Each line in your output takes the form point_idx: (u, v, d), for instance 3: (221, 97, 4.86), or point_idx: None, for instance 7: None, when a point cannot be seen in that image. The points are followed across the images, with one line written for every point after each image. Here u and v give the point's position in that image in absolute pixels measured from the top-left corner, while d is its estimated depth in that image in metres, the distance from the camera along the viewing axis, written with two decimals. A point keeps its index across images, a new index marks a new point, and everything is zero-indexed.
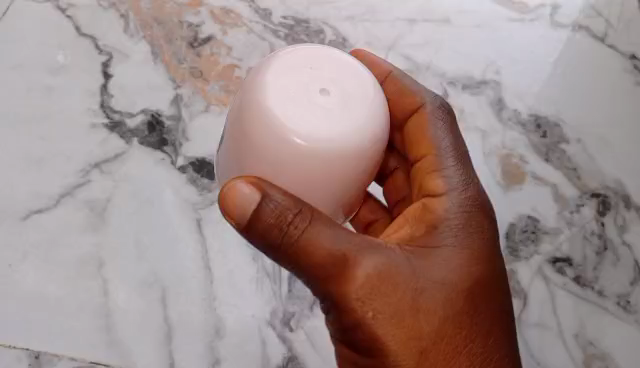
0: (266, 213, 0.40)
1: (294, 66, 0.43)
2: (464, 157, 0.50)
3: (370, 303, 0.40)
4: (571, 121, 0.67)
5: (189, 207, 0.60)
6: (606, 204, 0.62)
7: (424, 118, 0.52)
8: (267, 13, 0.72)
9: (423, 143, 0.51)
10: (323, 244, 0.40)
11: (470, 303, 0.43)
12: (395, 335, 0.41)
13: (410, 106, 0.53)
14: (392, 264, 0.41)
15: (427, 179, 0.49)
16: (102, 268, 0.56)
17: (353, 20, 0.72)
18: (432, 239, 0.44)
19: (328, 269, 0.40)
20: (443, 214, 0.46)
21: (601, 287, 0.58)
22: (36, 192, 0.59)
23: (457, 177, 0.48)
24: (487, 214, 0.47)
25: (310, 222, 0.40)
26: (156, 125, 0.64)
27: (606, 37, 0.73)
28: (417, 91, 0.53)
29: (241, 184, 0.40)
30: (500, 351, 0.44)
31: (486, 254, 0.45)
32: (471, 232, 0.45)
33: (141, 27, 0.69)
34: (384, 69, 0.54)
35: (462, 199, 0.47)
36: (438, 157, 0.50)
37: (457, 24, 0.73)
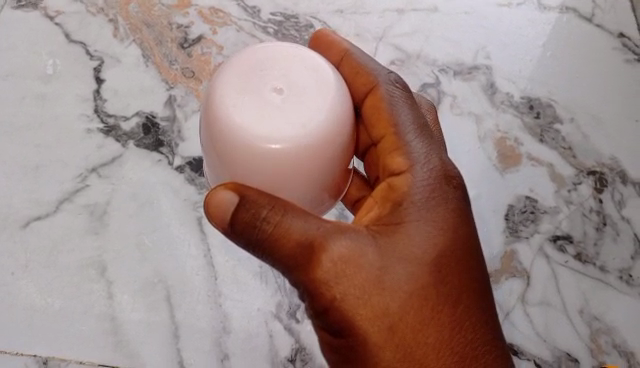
0: (242, 213, 0.41)
1: (245, 70, 0.43)
2: (426, 129, 0.47)
3: (336, 286, 0.40)
4: (564, 102, 0.67)
5: (189, 206, 0.60)
6: (603, 181, 0.63)
7: (380, 95, 0.49)
8: (255, 10, 0.72)
9: (381, 122, 0.48)
10: (292, 233, 0.40)
11: (439, 276, 0.42)
12: (364, 317, 0.40)
13: (364, 86, 0.49)
14: (357, 248, 0.40)
15: (390, 158, 0.46)
16: (105, 271, 0.56)
17: (342, 13, 0.72)
18: (396, 218, 0.43)
19: (297, 257, 0.40)
20: (407, 189, 0.44)
21: (602, 262, 0.59)
22: (35, 200, 0.59)
23: (419, 152, 0.46)
24: (452, 187, 0.44)
25: (282, 215, 0.40)
26: (151, 127, 0.64)
27: (594, 16, 0.74)
28: (371, 70, 0.50)
29: (220, 190, 0.42)
30: (474, 322, 0.42)
31: (454, 226, 0.43)
32: (436, 205, 0.43)
33: (130, 31, 0.69)
34: (337, 50, 0.51)
35: (425, 174, 0.44)
36: (396, 134, 0.47)
37: (445, 12, 0.73)
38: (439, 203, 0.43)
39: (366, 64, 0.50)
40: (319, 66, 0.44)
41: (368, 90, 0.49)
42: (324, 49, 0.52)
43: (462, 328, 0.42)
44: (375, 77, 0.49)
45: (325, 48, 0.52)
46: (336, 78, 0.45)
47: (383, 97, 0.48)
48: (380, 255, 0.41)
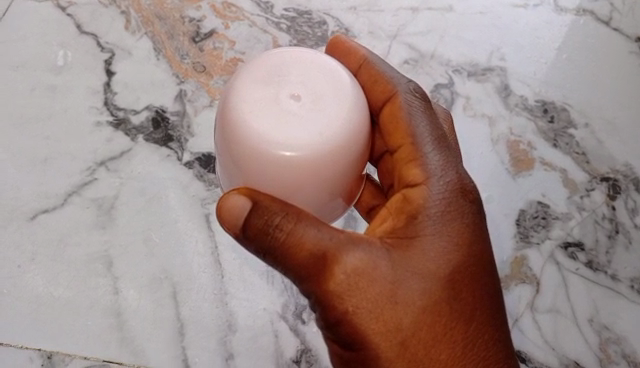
0: (255, 219, 0.40)
1: (262, 76, 0.43)
2: (443, 140, 0.46)
3: (349, 299, 0.40)
4: (579, 106, 0.66)
5: (197, 203, 0.59)
6: (617, 188, 0.62)
7: (398, 104, 0.48)
8: (268, 6, 0.71)
9: (399, 131, 0.47)
10: (306, 243, 0.39)
11: (451, 290, 0.41)
12: (375, 330, 0.40)
13: (383, 94, 0.49)
14: (370, 260, 0.40)
15: (406, 168, 0.45)
16: (111, 266, 0.56)
17: (356, 11, 0.71)
18: (410, 231, 0.42)
19: (310, 267, 0.40)
20: (422, 202, 0.42)
21: (614, 271, 0.58)
22: (43, 192, 0.59)
23: (435, 163, 0.44)
24: (469, 201, 0.44)
25: (296, 223, 0.40)
26: (161, 121, 0.63)
27: (611, 20, 0.73)
28: (390, 79, 0.49)
29: (233, 196, 0.41)
30: (484, 337, 0.42)
31: (468, 240, 0.42)
32: (451, 219, 0.42)
33: (142, 24, 0.69)
34: (356, 58, 0.51)
35: (441, 186, 0.43)
36: (414, 143, 0.46)
37: (460, 12, 0.72)
38: (455, 216, 0.42)
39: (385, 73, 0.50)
40: (336, 74, 0.44)
41: (386, 98, 0.49)
42: (342, 56, 0.52)
43: (472, 342, 0.42)
44: (394, 86, 0.49)
45: (343, 55, 0.52)
46: (353, 87, 0.45)
47: (401, 105, 0.48)
48: (394, 268, 0.40)
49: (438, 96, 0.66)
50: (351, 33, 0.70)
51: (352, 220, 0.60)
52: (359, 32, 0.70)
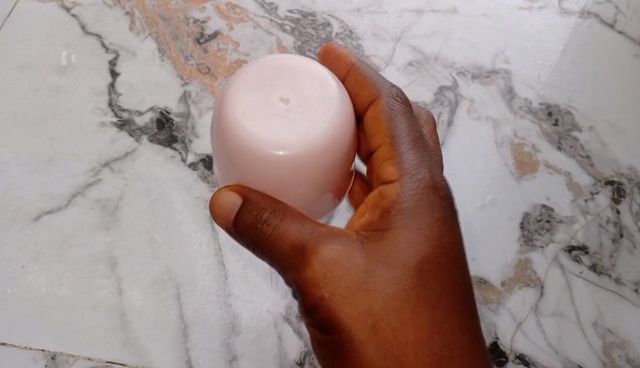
0: (244, 213, 0.41)
1: (254, 80, 0.43)
2: (422, 142, 0.47)
3: (325, 286, 0.40)
4: (583, 109, 0.66)
5: (201, 204, 0.59)
6: (621, 191, 0.61)
7: (380, 107, 0.48)
8: (272, 7, 0.71)
9: (380, 132, 0.47)
10: (287, 234, 0.41)
11: (423, 280, 0.42)
12: (350, 317, 0.41)
13: (369, 98, 0.49)
14: (346, 250, 0.41)
15: (384, 167, 0.46)
16: (115, 267, 0.56)
17: (360, 12, 0.71)
18: (386, 225, 0.42)
19: (290, 256, 0.41)
20: (396, 198, 0.43)
21: (618, 274, 0.58)
22: (47, 192, 0.59)
23: (412, 162, 0.45)
24: (442, 199, 0.44)
25: (280, 216, 0.41)
26: (165, 123, 0.63)
27: (616, 23, 0.73)
28: (376, 82, 0.49)
29: (224, 192, 0.42)
30: (455, 329, 0.43)
31: (442, 233, 0.43)
32: (425, 214, 0.43)
33: (147, 25, 0.69)
34: (344, 60, 0.50)
35: (416, 184, 0.44)
36: (393, 145, 0.46)
37: (464, 14, 0.72)
38: (427, 210, 0.43)
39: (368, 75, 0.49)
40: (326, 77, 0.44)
41: (368, 101, 0.49)
42: (331, 62, 0.51)
43: (444, 333, 0.42)
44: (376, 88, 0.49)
45: (332, 58, 0.51)
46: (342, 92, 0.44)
47: (383, 109, 0.47)
48: (367, 261, 0.41)
49: (442, 98, 0.66)
50: (355, 34, 0.70)
51: None
52: (363, 34, 0.70)
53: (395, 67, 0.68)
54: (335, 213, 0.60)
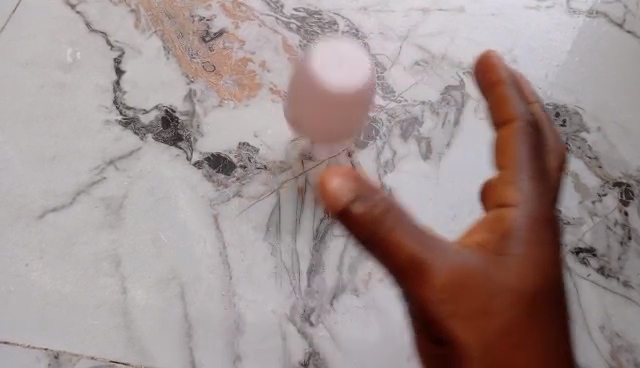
0: (359, 209, 0.39)
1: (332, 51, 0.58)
2: (543, 175, 0.43)
3: (441, 296, 0.39)
4: (591, 109, 0.66)
5: (205, 203, 0.59)
6: (630, 193, 0.61)
7: (513, 128, 0.45)
8: (278, 6, 0.71)
9: (507, 155, 0.44)
10: (402, 239, 0.39)
11: (532, 303, 0.40)
12: (463, 329, 0.39)
13: (503, 116, 0.46)
14: (463, 262, 0.39)
15: (503, 189, 0.43)
16: (119, 265, 0.56)
17: (367, 11, 0.71)
18: (503, 245, 0.41)
19: (403, 263, 0.39)
20: (512, 220, 0.41)
21: (626, 277, 0.57)
22: (51, 190, 0.59)
23: (530, 192, 0.42)
24: (551, 230, 0.42)
25: (398, 220, 0.39)
26: (170, 121, 0.63)
27: (625, 22, 0.72)
28: (512, 101, 0.46)
29: (335, 175, 0.40)
30: (560, 351, 0.40)
31: (552, 255, 0.41)
32: (539, 239, 0.41)
33: (152, 22, 0.69)
34: (498, 75, 0.47)
35: (531, 212, 0.42)
36: (518, 165, 0.43)
37: (471, 13, 0.72)
38: (541, 229, 0.42)
39: (508, 90, 0.46)
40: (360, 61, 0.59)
41: (500, 120, 0.46)
42: (481, 76, 0.48)
43: (552, 356, 0.40)
44: (513, 107, 0.46)
45: (487, 73, 0.48)
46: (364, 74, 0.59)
47: (517, 131, 0.45)
48: (490, 271, 0.40)
49: (449, 98, 0.66)
50: (362, 33, 0.70)
51: None
52: (369, 33, 0.70)
53: (401, 66, 0.68)
54: None
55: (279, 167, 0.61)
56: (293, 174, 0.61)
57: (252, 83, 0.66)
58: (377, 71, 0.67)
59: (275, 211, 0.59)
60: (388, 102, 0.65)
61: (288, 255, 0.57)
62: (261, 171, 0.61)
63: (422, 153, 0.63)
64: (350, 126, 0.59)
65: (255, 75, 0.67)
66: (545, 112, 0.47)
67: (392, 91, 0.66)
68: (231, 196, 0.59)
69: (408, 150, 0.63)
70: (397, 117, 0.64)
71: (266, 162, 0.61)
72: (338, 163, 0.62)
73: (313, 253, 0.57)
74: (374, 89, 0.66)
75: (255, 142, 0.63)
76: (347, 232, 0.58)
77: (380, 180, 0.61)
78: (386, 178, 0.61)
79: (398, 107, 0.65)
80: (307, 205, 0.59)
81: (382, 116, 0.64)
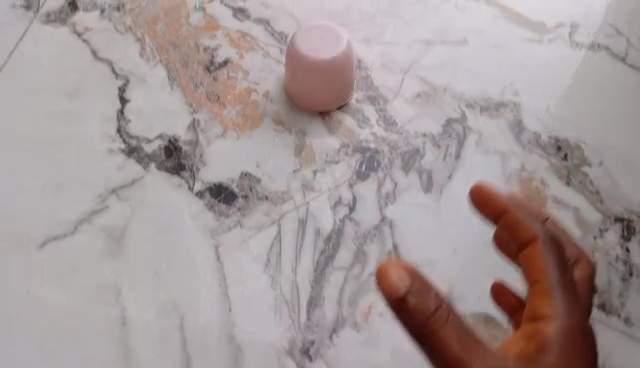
0: (414, 307, 0.42)
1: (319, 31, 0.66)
2: (571, 289, 0.46)
3: None
4: (593, 144, 0.66)
5: (206, 233, 0.59)
6: (631, 228, 0.61)
7: (538, 249, 0.47)
8: (283, 36, 0.72)
9: (535, 270, 0.46)
10: (449, 339, 0.42)
11: None
12: None
13: (524, 237, 0.48)
14: (502, 360, 0.43)
15: (538, 304, 0.45)
16: (119, 295, 0.56)
17: (369, 42, 0.72)
18: (538, 354, 0.43)
19: (450, 358, 0.42)
20: (547, 333, 0.44)
21: (627, 314, 0.57)
22: (53, 218, 0.59)
23: (562, 310, 0.45)
24: (583, 341, 0.45)
25: (447, 319, 0.42)
26: (173, 150, 0.64)
27: (627, 56, 0.73)
28: (530, 221, 0.48)
29: (394, 270, 0.43)
30: None
31: (584, 361, 0.44)
32: (571, 347, 0.44)
33: (157, 52, 0.70)
34: (497, 205, 0.50)
35: (565, 325, 0.44)
36: (552, 285, 0.45)
37: (474, 45, 0.72)
38: (572, 340, 0.44)
39: (522, 219, 0.48)
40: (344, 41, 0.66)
41: (521, 241, 0.48)
42: (492, 201, 0.50)
43: None
44: (533, 229, 0.48)
45: (488, 207, 0.50)
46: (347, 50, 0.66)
47: (543, 253, 0.47)
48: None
49: (450, 130, 0.66)
50: (364, 64, 0.71)
51: (362, 255, 0.59)
52: (372, 64, 0.71)
53: (403, 98, 0.68)
54: (341, 245, 0.59)
55: (281, 197, 0.61)
56: (294, 204, 0.61)
57: (256, 113, 0.67)
58: (378, 103, 0.68)
59: (275, 243, 0.59)
60: (389, 133, 0.66)
61: (288, 287, 0.57)
62: (263, 201, 0.61)
63: (423, 185, 0.63)
64: (331, 95, 0.66)
65: (259, 105, 0.68)
66: (560, 227, 0.49)
67: (394, 123, 0.67)
68: (232, 226, 0.59)
69: (409, 181, 0.63)
70: (398, 149, 0.65)
71: (268, 192, 0.62)
72: (339, 194, 0.62)
73: (313, 285, 0.57)
74: (376, 120, 0.67)
75: (257, 172, 0.63)
76: (348, 264, 0.58)
77: (381, 212, 0.61)
78: (387, 210, 0.61)
79: (400, 139, 0.66)
80: (308, 237, 0.59)
81: (385, 148, 0.65)
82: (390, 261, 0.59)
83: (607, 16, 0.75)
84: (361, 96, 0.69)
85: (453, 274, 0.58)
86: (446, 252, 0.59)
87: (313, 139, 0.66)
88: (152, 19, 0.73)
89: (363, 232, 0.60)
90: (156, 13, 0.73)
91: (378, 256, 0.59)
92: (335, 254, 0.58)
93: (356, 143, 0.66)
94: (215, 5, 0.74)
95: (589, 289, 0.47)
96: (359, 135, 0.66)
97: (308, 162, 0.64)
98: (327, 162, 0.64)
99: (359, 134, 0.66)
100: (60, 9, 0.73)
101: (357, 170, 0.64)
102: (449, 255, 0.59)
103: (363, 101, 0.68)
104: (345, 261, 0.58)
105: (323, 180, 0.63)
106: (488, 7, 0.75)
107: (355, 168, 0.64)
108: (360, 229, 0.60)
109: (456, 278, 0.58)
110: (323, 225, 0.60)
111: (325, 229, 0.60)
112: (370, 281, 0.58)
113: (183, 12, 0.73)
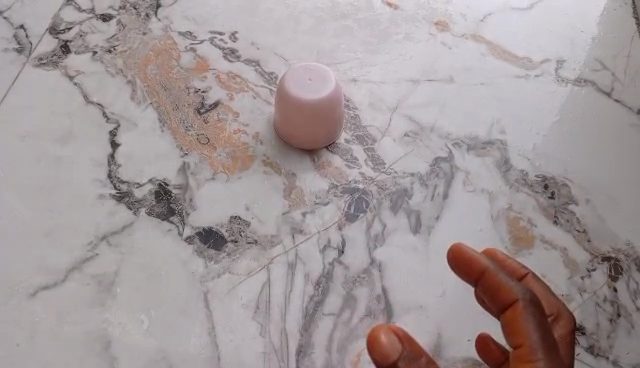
0: None
1: (304, 70, 0.65)
2: (556, 355, 0.43)
3: None
4: (580, 181, 0.66)
5: (196, 280, 0.59)
6: (619, 268, 0.61)
7: (520, 315, 0.44)
8: (272, 77, 0.73)
9: (519, 338, 0.44)
10: None
11: None
12: None
13: (506, 301, 0.44)
14: None
15: None
16: (110, 345, 0.56)
17: (357, 82, 0.73)
18: None
19: None
20: None
21: (615, 356, 0.57)
22: (44, 267, 0.60)
23: None
24: None
25: None
26: (163, 195, 0.64)
27: (613, 91, 0.73)
28: (511, 284, 0.45)
29: (384, 336, 0.45)
30: None
31: None
32: None
33: (148, 94, 0.71)
34: (478, 267, 0.46)
35: None
36: (534, 347, 0.43)
37: (460, 82, 0.73)
38: None
39: (502, 280, 0.45)
40: (327, 80, 0.65)
41: (502, 304, 0.45)
42: (470, 262, 0.46)
43: None
44: (515, 292, 0.44)
45: (465, 268, 0.47)
46: (331, 90, 0.65)
47: (525, 316, 0.44)
48: None
49: (438, 170, 0.67)
50: (352, 104, 0.71)
51: (351, 299, 0.59)
52: (360, 104, 0.71)
53: (391, 138, 0.69)
54: (330, 289, 0.59)
55: (270, 241, 0.62)
56: (283, 248, 0.61)
57: (245, 155, 0.67)
58: (367, 143, 0.69)
59: (264, 288, 0.59)
60: (378, 173, 0.67)
61: (277, 334, 0.57)
62: (252, 246, 0.61)
63: (412, 227, 0.63)
64: (318, 136, 0.66)
65: (249, 147, 0.68)
66: (542, 285, 0.50)
67: (382, 163, 0.67)
68: (221, 272, 0.60)
69: (397, 223, 0.63)
70: (387, 189, 0.65)
71: (257, 236, 0.62)
72: (328, 237, 0.62)
73: (302, 332, 0.57)
74: (364, 160, 0.67)
75: (246, 215, 0.63)
76: (337, 310, 0.58)
77: (370, 255, 0.61)
78: (376, 252, 0.62)
79: (388, 179, 0.66)
80: (297, 282, 0.60)
81: (373, 188, 0.66)
82: (379, 306, 0.59)
83: (592, 50, 0.76)
84: (350, 136, 0.69)
85: (442, 318, 0.59)
86: (434, 296, 0.60)
87: (302, 180, 0.66)
88: (143, 61, 0.74)
89: (352, 275, 0.60)
90: (147, 54, 0.74)
91: (367, 300, 0.59)
92: (324, 300, 0.59)
93: (345, 184, 0.66)
94: (206, 46, 0.75)
95: (569, 346, 0.48)
96: (347, 176, 0.66)
97: (297, 204, 0.64)
98: (316, 204, 0.64)
99: (347, 174, 0.67)
100: (52, 52, 0.74)
101: (346, 211, 0.64)
102: (438, 298, 0.59)
103: (351, 141, 0.69)
104: (334, 306, 0.59)
105: (312, 222, 0.63)
106: (474, 44, 0.76)
107: (344, 209, 0.64)
108: (349, 273, 0.60)
109: (444, 322, 0.58)
110: (312, 269, 0.60)
111: (314, 274, 0.60)
112: (359, 327, 0.58)
113: (174, 53, 0.74)
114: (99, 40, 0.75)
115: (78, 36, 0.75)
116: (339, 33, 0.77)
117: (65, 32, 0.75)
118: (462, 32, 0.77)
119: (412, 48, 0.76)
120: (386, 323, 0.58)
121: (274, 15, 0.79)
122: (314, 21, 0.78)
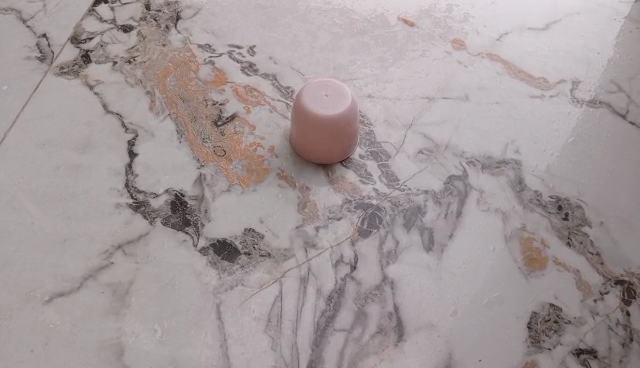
0: None
1: (319, 86, 0.65)
2: None
3: None
4: (594, 203, 0.66)
5: (210, 291, 0.60)
6: (632, 292, 0.61)
7: None
8: (289, 91, 0.74)
9: None
10: None
11: None
12: None
13: None
14: None
15: None
16: (122, 355, 0.57)
17: (373, 98, 0.74)
18: None
19: None
20: None
21: None
22: (60, 274, 0.60)
23: None
24: None
25: None
26: (179, 205, 0.65)
27: (628, 113, 0.73)
28: None
29: None
30: None
31: None
32: None
33: (167, 105, 0.72)
34: None
35: None
36: None
37: (476, 101, 0.74)
38: None
39: None
40: (340, 98, 0.65)
41: None
42: None
43: None
44: None
45: None
46: (342, 109, 0.65)
47: None
48: None
49: (452, 188, 0.67)
50: (368, 119, 0.72)
51: (363, 315, 0.59)
52: (375, 120, 0.72)
53: (406, 155, 0.69)
54: (342, 305, 0.60)
55: (283, 254, 0.62)
56: (297, 262, 0.62)
57: (261, 168, 0.68)
58: (381, 159, 0.69)
59: (276, 302, 0.59)
60: (392, 189, 0.67)
61: (288, 348, 0.57)
62: (265, 258, 0.62)
63: (424, 244, 0.63)
64: (332, 156, 0.67)
65: (264, 161, 0.69)
66: None
67: (396, 179, 0.68)
68: (234, 285, 0.60)
69: (410, 239, 0.64)
70: (400, 205, 0.66)
71: (271, 249, 0.62)
72: (341, 252, 0.63)
73: (313, 347, 0.58)
74: (378, 176, 0.68)
75: (261, 227, 0.64)
76: (348, 326, 0.59)
77: (382, 271, 0.62)
78: (388, 268, 0.62)
79: (402, 196, 0.67)
80: (309, 296, 0.60)
81: (387, 204, 0.66)
82: (391, 323, 0.59)
83: (608, 72, 0.76)
84: (365, 152, 0.69)
85: (453, 336, 0.59)
86: (446, 314, 0.60)
87: (316, 194, 0.66)
88: (162, 73, 0.75)
89: (364, 291, 0.61)
90: (167, 66, 0.75)
91: (378, 317, 0.59)
92: (336, 315, 0.59)
93: (358, 199, 0.66)
94: (224, 59, 0.76)
95: None
96: (362, 191, 0.67)
97: (311, 219, 0.65)
98: (329, 218, 0.65)
99: (362, 189, 0.67)
100: (73, 61, 0.75)
101: (359, 227, 0.64)
102: (450, 317, 0.60)
103: (366, 157, 0.69)
104: (346, 323, 0.59)
105: (325, 237, 0.63)
106: (491, 63, 0.77)
107: (358, 224, 0.64)
108: (362, 289, 0.61)
109: (456, 341, 0.58)
110: (325, 284, 0.61)
111: (327, 289, 0.60)
112: (370, 343, 0.58)
113: (193, 65, 0.75)
114: (120, 50, 0.76)
115: (99, 46, 0.76)
116: (356, 49, 0.78)
117: (86, 42, 0.77)
118: (478, 50, 0.78)
119: (428, 66, 0.77)
120: (397, 340, 0.58)
121: (292, 30, 0.80)
122: (331, 37, 0.79)
